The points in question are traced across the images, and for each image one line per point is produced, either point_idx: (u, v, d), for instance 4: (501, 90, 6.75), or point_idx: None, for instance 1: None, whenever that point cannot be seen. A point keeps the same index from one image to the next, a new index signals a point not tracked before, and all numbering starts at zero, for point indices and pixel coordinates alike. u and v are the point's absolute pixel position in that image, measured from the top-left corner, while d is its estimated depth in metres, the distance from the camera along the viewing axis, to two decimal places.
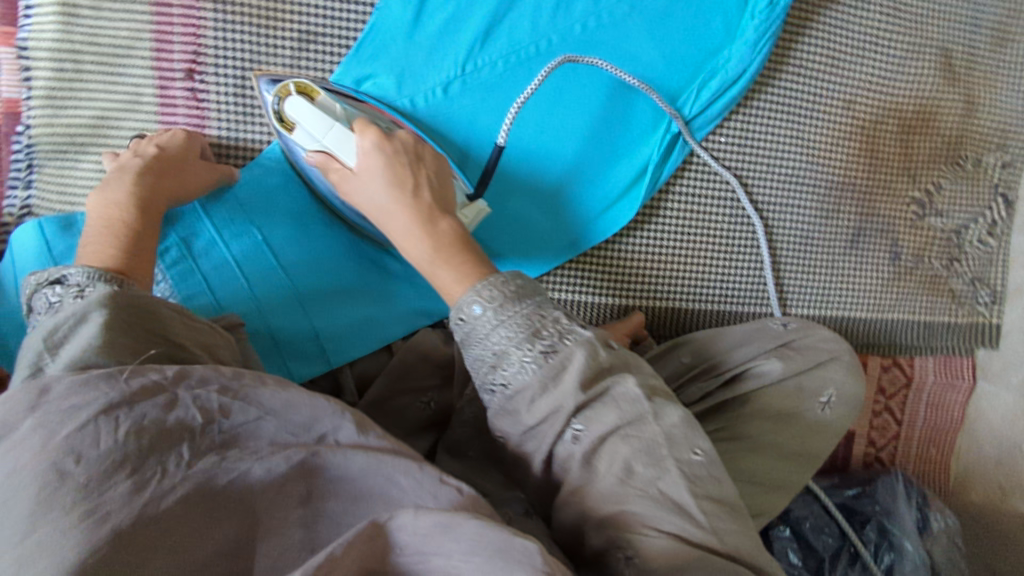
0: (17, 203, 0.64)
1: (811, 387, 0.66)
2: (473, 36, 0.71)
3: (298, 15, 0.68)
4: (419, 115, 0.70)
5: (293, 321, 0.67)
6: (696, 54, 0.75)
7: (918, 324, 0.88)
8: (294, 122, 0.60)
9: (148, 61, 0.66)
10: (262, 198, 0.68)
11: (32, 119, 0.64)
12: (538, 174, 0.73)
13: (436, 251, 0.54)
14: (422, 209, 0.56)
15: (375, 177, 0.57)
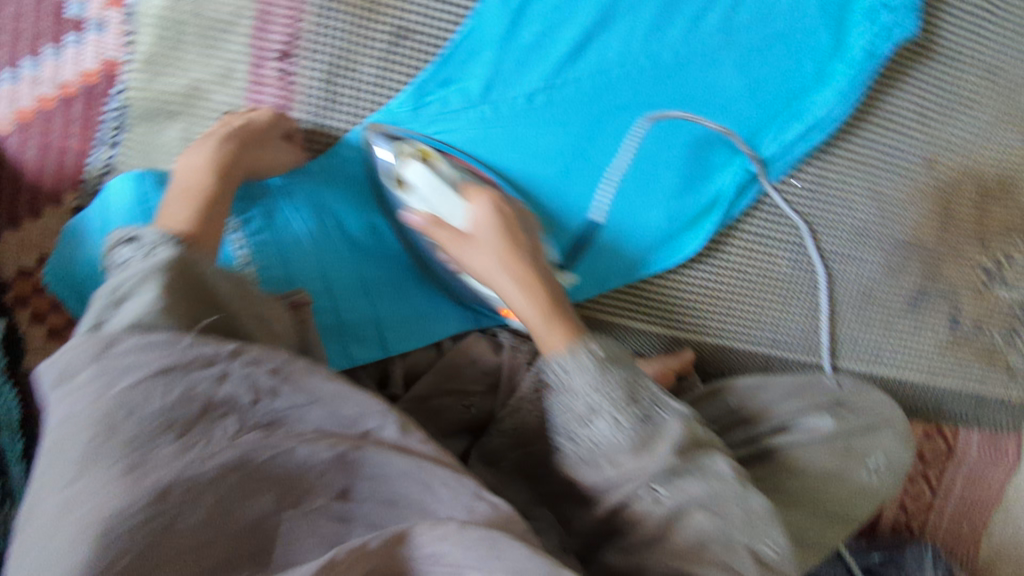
0: (100, 160, 0.66)
1: (859, 451, 0.66)
2: (565, 50, 0.70)
3: (396, 9, 0.68)
4: (500, 122, 0.70)
5: (356, 307, 0.68)
6: (782, 95, 0.74)
7: (968, 394, 0.86)
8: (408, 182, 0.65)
9: (248, 38, 0.67)
10: (338, 185, 0.69)
11: (129, 81, 0.66)
12: (609, 195, 0.73)
13: (549, 308, 0.59)
14: (517, 257, 0.61)
15: (489, 231, 0.62)
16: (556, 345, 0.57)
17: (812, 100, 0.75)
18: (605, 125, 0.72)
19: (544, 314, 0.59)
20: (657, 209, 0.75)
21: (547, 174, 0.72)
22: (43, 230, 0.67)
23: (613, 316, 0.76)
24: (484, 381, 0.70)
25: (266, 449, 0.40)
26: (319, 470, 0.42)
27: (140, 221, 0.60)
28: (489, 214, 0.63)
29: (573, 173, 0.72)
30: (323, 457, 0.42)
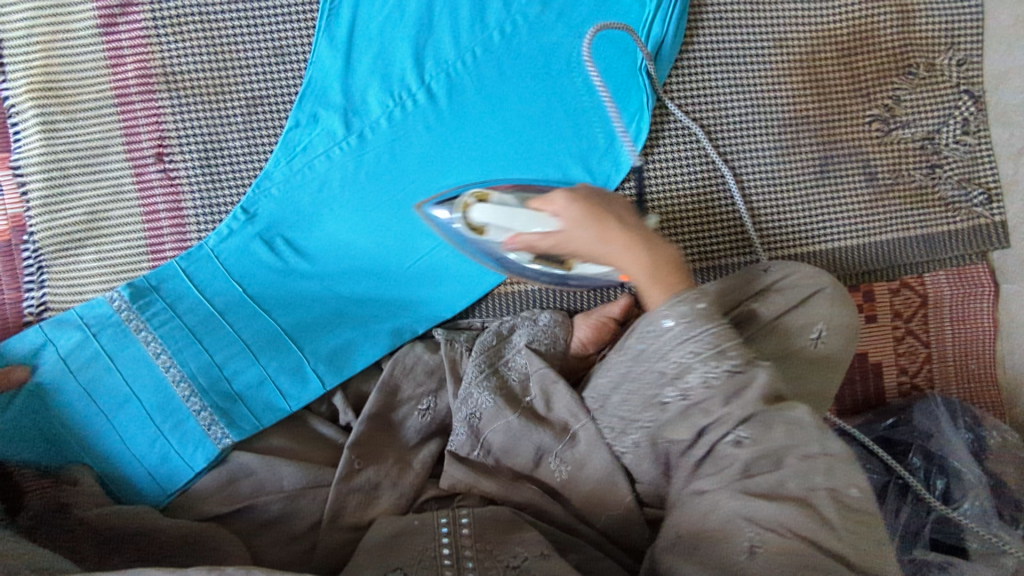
0: (34, 302, 0.73)
1: (799, 324, 0.72)
2: (402, 65, 0.75)
3: (243, 84, 0.75)
4: (368, 147, 0.75)
5: (282, 356, 0.73)
6: (614, 32, 0.77)
7: (917, 239, 0.85)
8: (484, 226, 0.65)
9: (123, 154, 0.74)
10: (236, 254, 0.73)
11: (36, 226, 0.73)
12: (491, 177, 0.77)
13: (653, 274, 0.56)
14: (640, 234, 0.57)
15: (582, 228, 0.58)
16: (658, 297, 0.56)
17: (641, 25, 0.77)
18: (462, 120, 0.77)
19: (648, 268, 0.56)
20: (542, 175, 0.78)
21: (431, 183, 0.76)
22: None
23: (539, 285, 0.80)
24: (432, 380, 0.74)
25: None
26: None
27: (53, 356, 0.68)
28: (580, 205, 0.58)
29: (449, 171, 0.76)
30: None
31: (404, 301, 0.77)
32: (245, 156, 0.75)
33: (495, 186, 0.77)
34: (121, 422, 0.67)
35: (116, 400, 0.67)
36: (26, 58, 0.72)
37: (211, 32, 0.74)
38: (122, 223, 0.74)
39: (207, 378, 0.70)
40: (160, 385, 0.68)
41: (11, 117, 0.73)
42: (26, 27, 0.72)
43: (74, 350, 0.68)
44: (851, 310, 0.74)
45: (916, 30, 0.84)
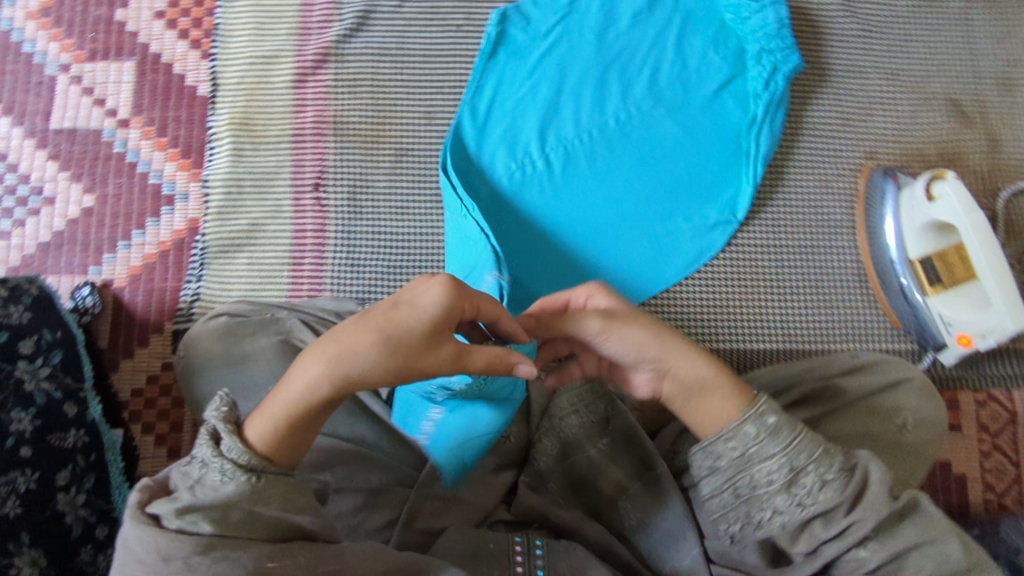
0: (190, 291, 0.85)
1: (885, 409, 0.70)
2: (529, 136, 0.88)
3: (394, 137, 0.89)
4: (489, 198, 0.86)
5: None
6: (717, 131, 0.88)
7: (1006, 353, 0.85)
8: (936, 198, 0.77)
9: (289, 182, 0.88)
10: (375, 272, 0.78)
11: (207, 229, 0.87)
12: (594, 239, 0.86)
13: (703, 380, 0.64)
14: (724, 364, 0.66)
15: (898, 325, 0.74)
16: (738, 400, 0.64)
17: (743, 126, 0.88)
18: (575, 188, 0.87)
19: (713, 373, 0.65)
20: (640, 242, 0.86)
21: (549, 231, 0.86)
22: (149, 357, 0.84)
23: None
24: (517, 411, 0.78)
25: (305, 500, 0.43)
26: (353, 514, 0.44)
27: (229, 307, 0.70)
28: None
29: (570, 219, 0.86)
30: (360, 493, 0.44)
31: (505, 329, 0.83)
32: (385, 194, 0.88)
33: (596, 246, 0.86)
34: None
35: None
36: (232, 98, 0.90)
37: (378, 95, 0.90)
38: (275, 236, 0.87)
39: None
40: None
41: (210, 142, 0.89)
42: (238, 76, 0.90)
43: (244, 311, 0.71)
44: (941, 408, 0.72)
45: (1004, 159, 0.89)
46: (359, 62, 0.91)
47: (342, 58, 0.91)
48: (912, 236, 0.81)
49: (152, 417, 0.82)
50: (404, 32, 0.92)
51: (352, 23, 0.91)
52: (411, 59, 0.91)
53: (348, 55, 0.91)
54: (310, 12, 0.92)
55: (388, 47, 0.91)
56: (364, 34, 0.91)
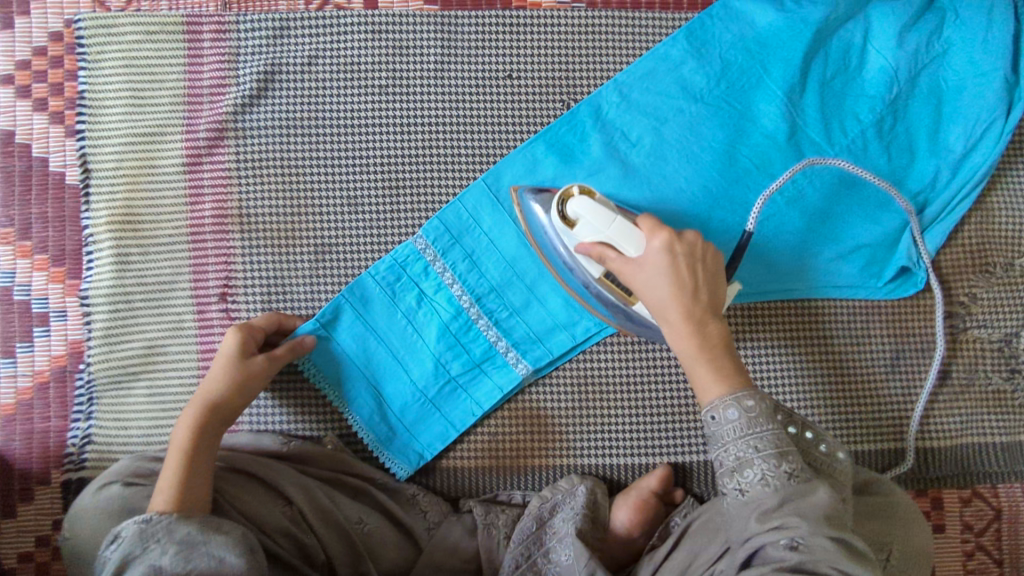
0: (79, 433, 0.72)
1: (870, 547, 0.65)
2: (467, 256, 0.75)
3: (312, 232, 0.75)
4: (447, 333, 0.75)
5: (345, 510, 0.68)
6: (703, 199, 0.77)
7: (995, 446, 0.79)
8: (576, 221, 0.63)
9: (189, 292, 0.74)
10: (686, 129, 0.78)
11: (93, 355, 0.73)
12: (570, 349, 0.76)
13: (703, 347, 0.59)
14: (695, 312, 0.60)
15: (660, 273, 0.61)
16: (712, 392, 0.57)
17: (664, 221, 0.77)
18: (540, 291, 0.75)
19: (698, 351, 0.59)
20: (696, 198, 0.77)
21: (406, 340, 0.74)
22: (36, 513, 0.72)
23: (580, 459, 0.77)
24: (465, 568, 0.69)
25: None
26: None
27: (726, 203, 0.77)
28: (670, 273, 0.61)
29: (661, 149, 0.78)
30: None
31: (656, 185, 0.77)
32: (305, 305, 0.75)
33: (562, 335, 0.76)
34: (706, 181, 0.78)
35: (721, 196, 0.78)
36: (111, 191, 0.73)
37: (290, 177, 0.75)
38: (178, 358, 0.73)
39: (691, 167, 0.78)
40: (773, 217, 0.78)
41: (88, 246, 0.73)
42: (116, 161, 0.74)
43: (735, 182, 0.78)
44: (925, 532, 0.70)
45: (999, 229, 0.81)
46: (264, 138, 0.75)
47: (244, 133, 0.75)
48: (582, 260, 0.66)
49: None
50: (317, 98, 0.76)
51: (252, 90, 0.75)
52: (327, 133, 0.76)
53: (251, 129, 0.75)
54: (200, 74, 0.75)
55: (299, 118, 0.75)
56: (268, 103, 0.75)
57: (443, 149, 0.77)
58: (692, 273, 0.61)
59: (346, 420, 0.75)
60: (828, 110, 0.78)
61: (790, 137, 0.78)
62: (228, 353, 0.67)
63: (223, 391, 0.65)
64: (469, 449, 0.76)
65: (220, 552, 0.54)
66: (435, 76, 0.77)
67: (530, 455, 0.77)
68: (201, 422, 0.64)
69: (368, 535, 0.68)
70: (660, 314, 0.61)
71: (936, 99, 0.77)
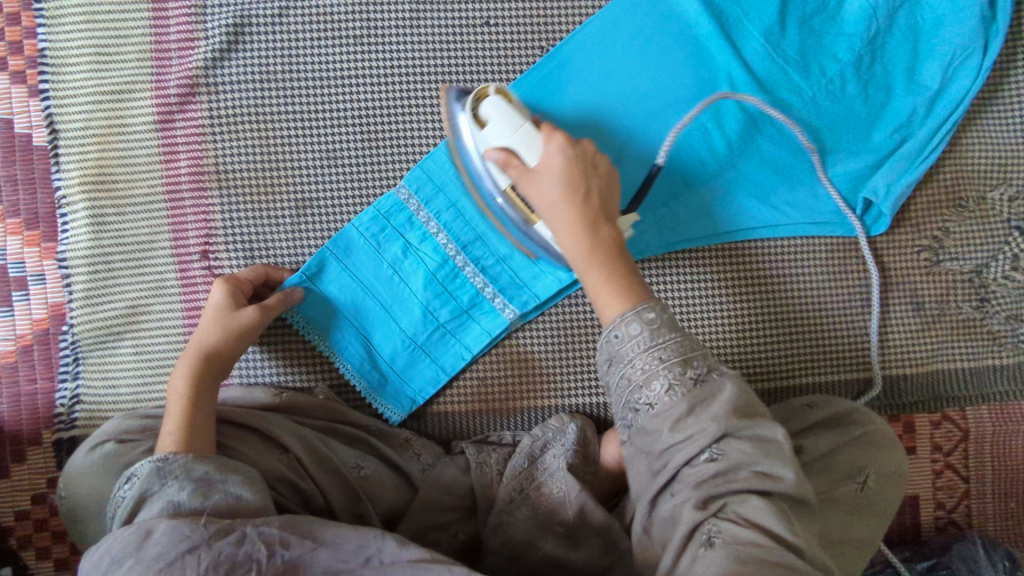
0: (67, 393, 0.72)
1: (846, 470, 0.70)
2: (452, 204, 0.75)
3: (293, 185, 0.75)
4: (436, 280, 0.75)
5: (343, 454, 0.70)
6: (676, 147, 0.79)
7: (962, 371, 0.83)
8: (486, 120, 0.66)
9: (170, 250, 0.73)
10: (663, 70, 0.78)
11: (76, 316, 0.72)
12: (556, 292, 0.77)
13: (590, 253, 0.60)
14: (588, 214, 0.62)
15: (553, 177, 0.63)
16: (611, 310, 0.58)
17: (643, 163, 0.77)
18: None
19: (584, 254, 0.61)
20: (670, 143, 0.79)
21: (394, 290, 0.75)
22: (29, 474, 0.72)
23: (566, 400, 0.78)
24: (462, 506, 0.71)
25: None
26: None
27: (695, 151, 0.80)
28: (566, 161, 0.64)
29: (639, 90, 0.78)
30: None
31: (635, 129, 0.78)
32: (288, 261, 0.75)
33: (548, 278, 0.76)
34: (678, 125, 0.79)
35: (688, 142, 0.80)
36: (82, 149, 0.72)
37: (267, 130, 0.74)
38: (163, 317, 0.73)
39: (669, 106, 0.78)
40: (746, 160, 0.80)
41: (61, 208, 0.72)
42: (85, 119, 0.72)
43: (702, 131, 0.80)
44: (900, 454, 0.73)
45: (967, 163, 0.83)
46: (238, 92, 0.74)
47: (217, 87, 0.73)
48: (493, 165, 0.68)
49: (44, 540, 0.72)
50: (290, 49, 0.74)
51: (222, 42, 0.73)
52: (303, 84, 0.75)
53: (224, 83, 0.73)
54: (166, 29, 0.73)
55: (274, 71, 0.74)
56: (240, 55, 0.73)
57: (420, 97, 0.76)
58: (585, 174, 0.64)
59: (336, 368, 0.76)
60: (808, 50, 0.79)
61: (767, 82, 0.79)
62: (217, 303, 0.67)
63: (217, 338, 0.66)
64: (458, 394, 0.78)
65: (236, 489, 0.57)
66: (409, 25, 0.76)
67: (518, 396, 0.78)
68: (198, 369, 0.64)
69: (364, 479, 0.69)
70: (547, 209, 0.63)
71: (914, 37, 0.79)
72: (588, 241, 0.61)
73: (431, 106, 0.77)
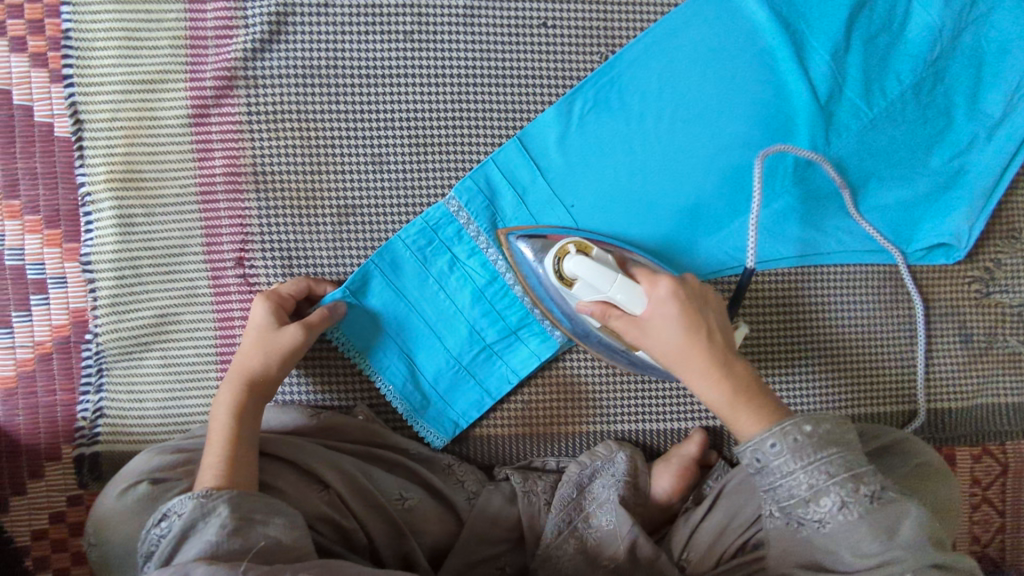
0: (89, 406, 0.68)
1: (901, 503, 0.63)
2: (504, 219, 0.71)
3: (335, 190, 0.70)
4: (484, 299, 0.71)
5: (386, 482, 0.67)
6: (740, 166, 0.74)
7: (1006, 406, 0.83)
8: (574, 278, 0.61)
9: (202, 256, 0.68)
10: (730, 83, 0.73)
11: (99, 325, 0.67)
12: None
13: (735, 393, 0.56)
14: (719, 352, 0.58)
15: (671, 324, 0.58)
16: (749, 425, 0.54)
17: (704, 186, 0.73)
18: None
19: (731, 396, 0.56)
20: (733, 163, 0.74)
21: (439, 307, 0.71)
22: (47, 491, 0.68)
23: (611, 426, 0.76)
24: (510, 538, 0.68)
25: None
26: None
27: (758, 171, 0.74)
28: (678, 301, 0.59)
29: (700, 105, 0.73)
30: None
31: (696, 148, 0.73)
32: (330, 273, 0.70)
33: None
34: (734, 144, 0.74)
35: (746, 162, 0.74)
36: (108, 144, 0.66)
37: (310, 131, 0.69)
38: (193, 327, 0.68)
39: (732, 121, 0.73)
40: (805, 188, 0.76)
41: (84, 205, 0.67)
42: (111, 111, 0.66)
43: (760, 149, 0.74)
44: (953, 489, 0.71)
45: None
46: (279, 88, 0.68)
47: (257, 80, 0.68)
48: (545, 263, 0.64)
49: (63, 561, 0.68)
50: (335, 43, 0.69)
51: (263, 34, 0.67)
52: (349, 82, 0.69)
53: (265, 78, 0.68)
54: (202, 14, 0.67)
55: (317, 66, 0.68)
56: (282, 48, 0.68)
57: (473, 102, 0.71)
58: (695, 309, 0.59)
59: (376, 386, 0.72)
60: (870, 70, 0.73)
61: (826, 102, 0.73)
62: (258, 322, 0.63)
63: (259, 360, 0.62)
64: (501, 416, 0.75)
65: (276, 533, 0.52)
66: (464, 22, 0.71)
67: (562, 422, 0.75)
68: (239, 394, 0.61)
69: (409, 510, 0.66)
70: (672, 360, 0.58)
71: (978, 64, 0.74)
72: (727, 378, 0.57)
73: (485, 111, 0.72)
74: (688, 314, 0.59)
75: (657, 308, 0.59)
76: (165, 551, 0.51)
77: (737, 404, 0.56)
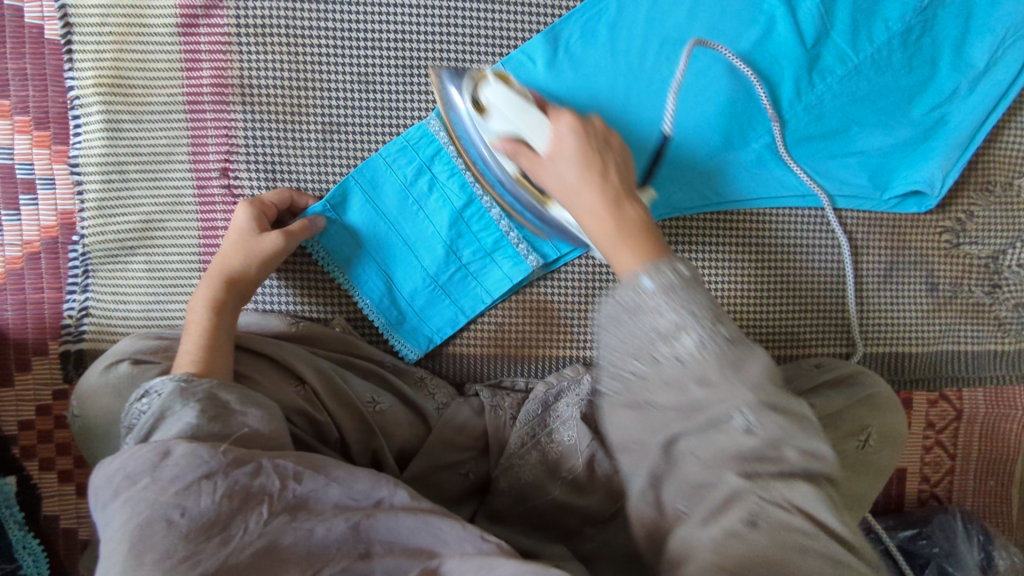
0: (75, 305, 0.70)
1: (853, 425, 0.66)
2: None
3: (320, 107, 0.71)
4: (462, 222, 0.73)
5: (360, 388, 0.70)
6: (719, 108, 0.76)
7: (966, 354, 0.85)
8: (488, 107, 0.62)
9: (188, 164, 0.70)
10: (713, 19, 0.74)
11: (86, 228, 0.69)
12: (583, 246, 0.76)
13: (617, 233, 0.53)
14: (610, 190, 0.55)
15: (568, 159, 0.57)
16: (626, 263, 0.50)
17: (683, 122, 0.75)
18: None
19: (613, 230, 0.53)
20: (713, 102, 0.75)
21: (418, 227, 0.73)
22: (34, 384, 0.71)
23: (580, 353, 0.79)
24: (476, 447, 0.72)
25: (286, 530, 0.45)
26: (336, 544, 0.46)
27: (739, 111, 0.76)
28: (582, 137, 0.58)
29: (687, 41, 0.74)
30: (337, 530, 0.47)
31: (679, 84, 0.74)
32: (313, 187, 0.72)
33: None
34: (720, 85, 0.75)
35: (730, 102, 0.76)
36: (97, 49, 0.67)
37: (297, 46, 0.70)
38: (178, 234, 0.70)
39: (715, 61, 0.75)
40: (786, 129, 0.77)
41: (74, 108, 0.68)
42: (101, 15, 0.67)
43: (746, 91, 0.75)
44: None
45: (1001, 147, 0.82)
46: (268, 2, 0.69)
47: None
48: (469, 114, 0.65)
49: (49, 451, 0.71)
50: None
51: None
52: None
53: None
54: None
55: None
56: None
57: (460, 26, 0.72)
58: (600, 153, 0.58)
59: (355, 301, 0.75)
60: (860, 14, 0.74)
61: (812, 45, 0.75)
62: (241, 226, 0.66)
63: (240, 262, 0.64)
64: (475, 338, 0.77)
65: (254, 423, 0.54)
66: None
67: (532, 344, 0.78)
68: (217, 293, 0.63)
69: (381, 414, 0.69)
70: (567, 192, 0.57)
71: (967, 12, 0.75)
72: (631, 217, 0.54)
73: (470, 36, 0.73)
74: (582, 156, 0.57)
75: (567, 147, 0.58)
76: (144, 424, 0.52)
77: (622, 250, 0.52)
